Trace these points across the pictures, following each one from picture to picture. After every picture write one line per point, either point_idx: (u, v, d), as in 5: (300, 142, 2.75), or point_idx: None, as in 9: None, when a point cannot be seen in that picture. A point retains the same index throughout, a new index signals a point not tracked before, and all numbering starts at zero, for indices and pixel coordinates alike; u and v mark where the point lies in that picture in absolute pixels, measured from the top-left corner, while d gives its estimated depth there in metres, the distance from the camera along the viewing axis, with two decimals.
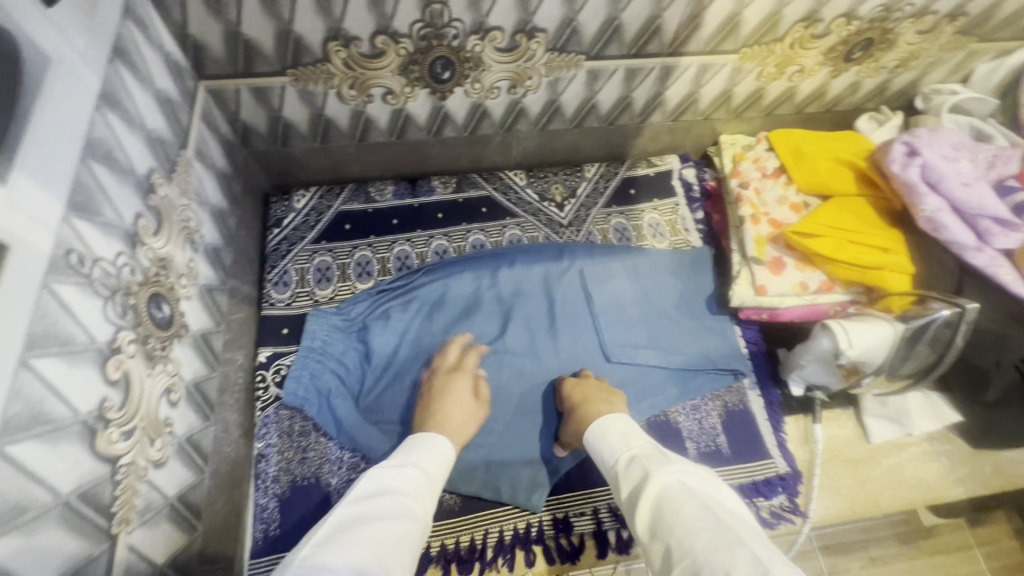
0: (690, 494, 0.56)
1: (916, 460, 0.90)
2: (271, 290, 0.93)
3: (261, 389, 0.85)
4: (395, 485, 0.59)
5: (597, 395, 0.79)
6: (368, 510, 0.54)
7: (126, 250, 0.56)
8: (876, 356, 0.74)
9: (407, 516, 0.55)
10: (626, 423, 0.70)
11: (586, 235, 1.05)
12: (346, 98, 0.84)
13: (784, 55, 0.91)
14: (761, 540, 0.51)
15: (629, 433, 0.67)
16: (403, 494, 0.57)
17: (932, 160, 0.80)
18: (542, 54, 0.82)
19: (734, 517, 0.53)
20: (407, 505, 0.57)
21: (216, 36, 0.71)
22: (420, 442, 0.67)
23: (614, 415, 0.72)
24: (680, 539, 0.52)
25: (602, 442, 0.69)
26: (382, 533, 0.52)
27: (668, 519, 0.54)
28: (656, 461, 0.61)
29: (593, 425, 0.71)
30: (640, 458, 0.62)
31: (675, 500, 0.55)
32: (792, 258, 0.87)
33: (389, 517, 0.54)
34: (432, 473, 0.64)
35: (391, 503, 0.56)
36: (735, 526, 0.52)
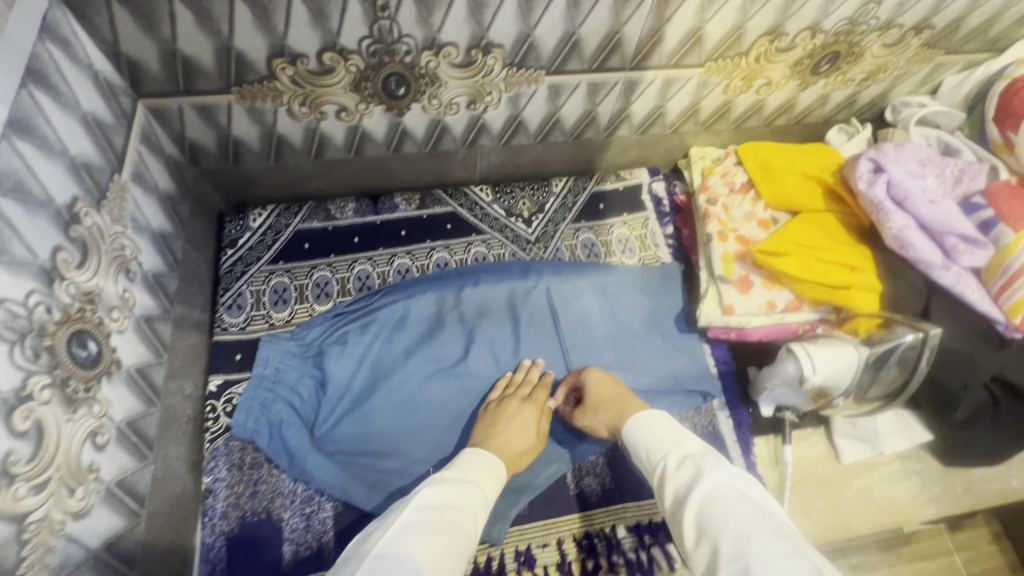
0: (745, 498, 0.57)
1: (887, 480, 0.89)
2: (224, 314, 0.89)
3: (211, 420, 0.81)
4: (455, 500, 0.62)
5: (628, 393, 0.80)
6: (431, 521, 0.58)
7: (41, 288, 0.52)
8: (844, 379, 0.72)
9: (463, 531, 0.59)
10: (671, 422, 0.72)
11: (554, 251, 1.02)
12: (297, 115, 0.81)
13: (750, 69, 0.89)
14: (814, 552, 0.52)
15: (679, 432, 0.69)
16: (458, 509, 0.61)
17: (897, 177, 0.79)
18: (500, 69, 0.79)
19: (788, 526, 0.55)
20: (464, 521, 0.60)
21: (152, 54, 0.67)
22: (476, 459, 0.70)
23: (656, 412, 0.74)
24: (731, 537, 0.54)
25: (647, 438, 0.71)
26: (444, 548, 0.55)
27: (720, 520, 0.56)
28: (710, 462, 0.63)
29: (637, 419, 0.73)
30: (692, 458, 0.65)
31: (729, 504, 0.57)
32: (759, 277, 0.86)
33: (449, 531, 0.57)
34: (485, 491, 0.67)
35: (453, 518, 0.59)
36: (790, 534, 0.53)
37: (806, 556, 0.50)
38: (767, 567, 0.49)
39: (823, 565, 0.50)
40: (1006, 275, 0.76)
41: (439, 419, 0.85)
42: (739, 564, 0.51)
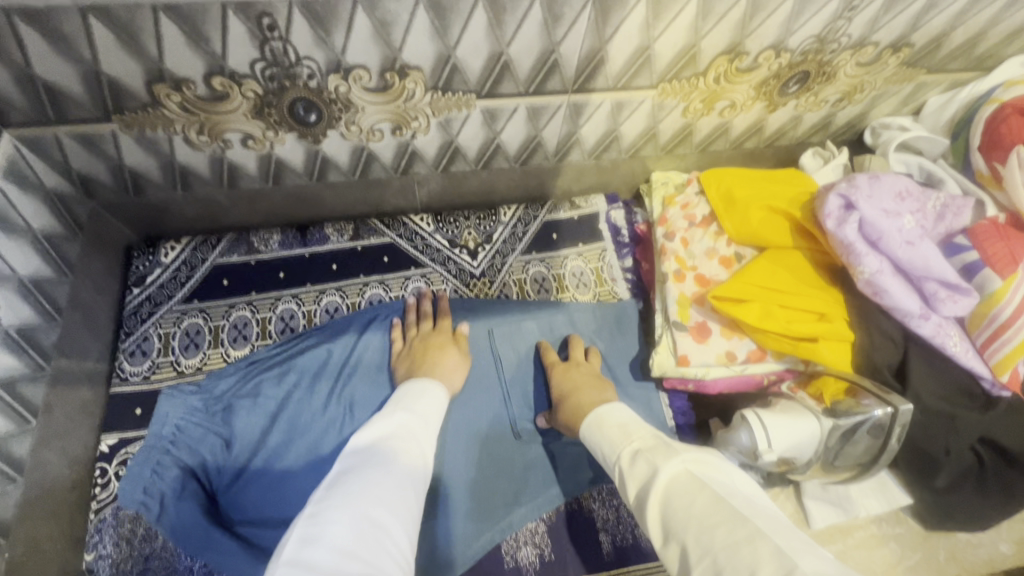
0: (702, 484, 0.51)
1: (861, 547, 0.80)
2: (125, 362, 0.80)
3: (99, 486, 0.72)
4: (391, 429, 0.60)
5: (588, 383, 0.76)
6: (365, 460, 0.54)
7: None
8: (801, 449, 0.68)
9: (403, 458, 0.56)
10: (627, 414, 0.65)
11: (501, 287, 0.93)
12: (197, 144, 0.72)
13: (710, 91, 0.80)
14: (789, 530, 0.45)
15: (629, 425, 0.63)
16: (395, 439, 0.58)
17: (869, 215, 0.70)
18: (422, 93, 0.70)
19: (754, 508, 0.48)
20: (404, 448, 0.58)
21: (6, 80, 0.58)
22: (407, 390, 0.68)
23: (612, 406, 0.68)
24: (697, 537, 0.47)
25: (601, 437, 0.64)
26: (386, 479, 0.53)
27: (681, 515, 0.49)
28: (662, 452, 0.56)
29: (590, 419, 0.67)
30: (643, 450, 0.58)
31: (686, 495, 0.50)
32: (717, 323, 0.77)
33: (390, 459, 0.55)
34: (426, 413, 0.65)
35: (390, 449, 0.57)
36: (754, 515, 0.46)
37: (773, 538, 0.44)
38: (734, 563, 0.43)
39: (793, 545, 0.43)
40: (993, 326, 0.68)
41: None
42: (707, 563, 0.45)
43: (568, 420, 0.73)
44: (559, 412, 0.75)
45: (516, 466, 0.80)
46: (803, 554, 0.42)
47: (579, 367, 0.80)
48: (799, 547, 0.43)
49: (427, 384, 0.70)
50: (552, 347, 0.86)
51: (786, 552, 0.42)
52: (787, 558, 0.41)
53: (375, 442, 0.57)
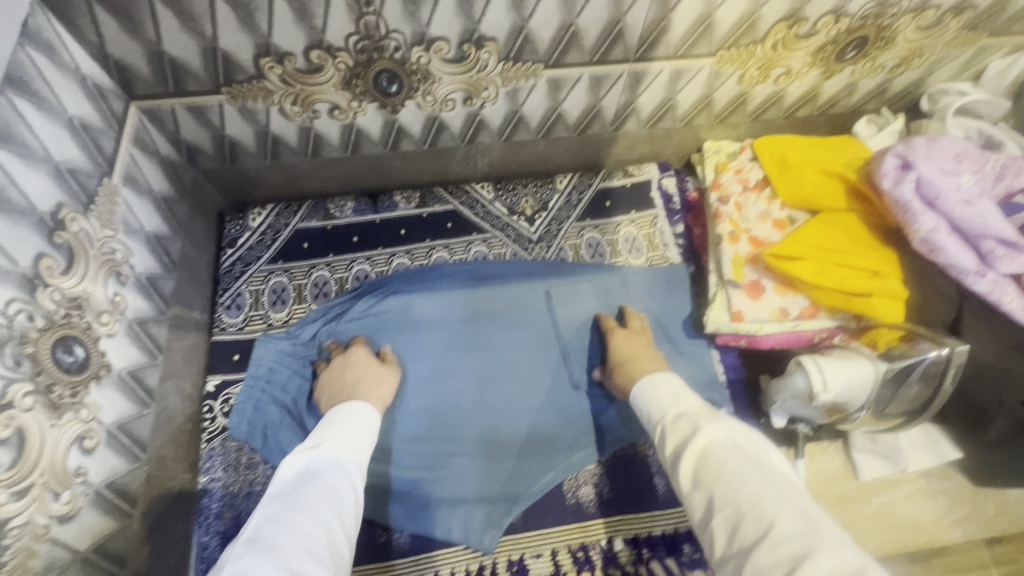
0: (740, 449, 0.54)
1: (910, 499, 0.83)
2: (223, 314, 0.89)
3: (208, 420, 0.82)
4: (314, 471, 0.59)
5: (644, 354, 0.80)
6: (290, 507, 0.53)
7: (23, 296, 0.52)
8: (858, 395, 0.70)
9: (330, 498, 0.56)
10: (676, 381, 0.69)
11: (557, 251, 0.99)
12: (290, 114, 0.79)
13: (767, 58, 0.82)
14: (811, 501, 0.49)
15: (679, 391, 0.66)
16: (323, 481, 0.58)
17: (928, 174, 0.72)
18: (495, 63, 0.76)
19: (783, 476, 0.52)
20: (330, 488, 0.57)
21: (139, 55, 0.66)
22: (341, 415, 0.69)
23: (663, 375, 0.70)
24: (725, 489, 0.51)
25: (649, 397, 0.68)
26: (315, 525, 0.52)
27: (712, 470, 0.53)
28: (706, 416, 0.60)
29: (642, 382, 0.71)
30: (688, 413, 0.61)
31: (722, 453, 0.54)
32: (771, 282, 0.80)
33: (317, 503, 0.55)
34: (355, 446, 0.66)
35: (314, 494, 0.56)
36: (783, 482, 0.51)
37: (799, 503, 0.48)
38: (756, 513, 0.48)
39: (815, 513, 0.47)
40: None
41: (433, 424, 0.83)
42: (730, 512, 0.49)
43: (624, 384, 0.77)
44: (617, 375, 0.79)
45: (575, 415, 0.85)
46: (825, 521, 0.46)
47: (638, 337, 0.83)
48: (820, 514, 0.47)
49: (355, 407, 0.71)
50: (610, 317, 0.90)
51: (811, 515, 0.46)
52: (811, 519, 0.45)
53: (300, 488, 0.56)
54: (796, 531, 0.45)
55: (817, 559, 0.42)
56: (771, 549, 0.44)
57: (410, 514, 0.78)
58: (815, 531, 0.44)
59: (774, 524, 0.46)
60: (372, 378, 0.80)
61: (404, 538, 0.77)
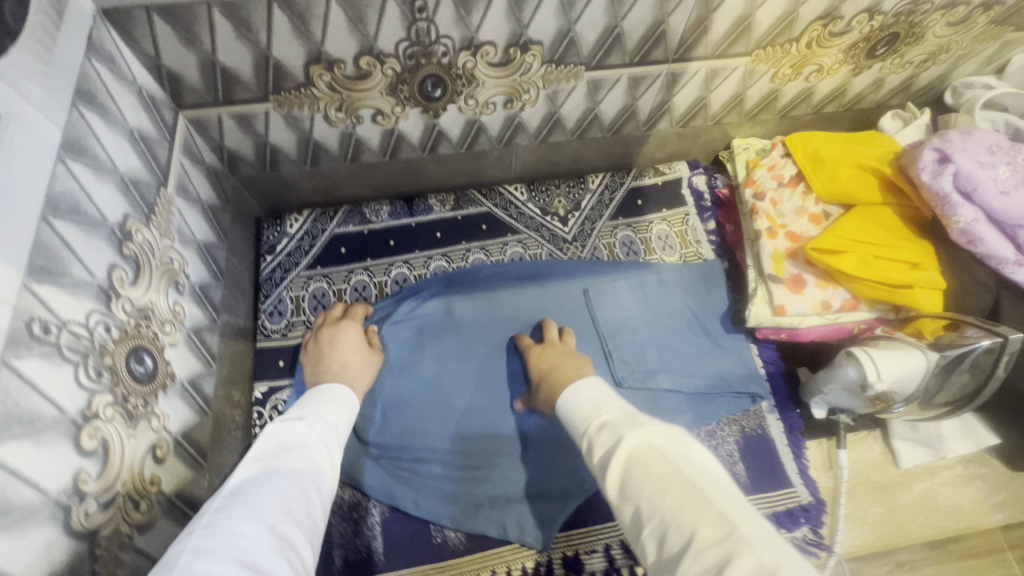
0: (661, 454, 0.53)
1: (949, 485, 0.85)
2: (266, 321, 0.90)
3: (258, 426, 0.83)
4: (298, 439, 0.58)
5: (569, 364, 0.77)
6: (274, 469, 0.52)
7: (100, 308, 0.52)
8: (908, 383, 0.69)
9: (312, 467, 0.55)
10: (599, 389, 0.67)
11: (592, 250, 1.00)
12: (333, 120, 0.80)
13: (801, 56, 0.84)
14: (735, 499, 0.48)
15: (602, 400, 0.65)
16: (306, 450, 0.57)
17: (966, 167, 0.73)
18: (538, 66, 0.76)
19: (705, 476, 0.51)
20: (310, 458, 0.56)
21: (192, 65, 0.67)
22: (319, 398, 0.68)
23: (590, 382, 0.70)
24: (648, 499, 0.49)
25: (574, 410, 0.66)
26: (295, 487, 0.51)
27: (637, 480, 0.51)
28: (628, 424, 0.58)
29: (568, 394, 0.69)
30: (610, 422, 0.60)
31: (645, 461, 0.53)
32: (812, 275, 0.81)
33: (298, 468, 0.54)
34: (335, 423, 0.65)
35: (296, 460, 0.54)
36: (703, 482, 0.49)
37: (717, 504, 0.47)
38: (679, 521, 0.46)
39: (734, 512, 0.46)
40: None
41: (481, 424, 0.84)
42: (655, 522, 0.48)
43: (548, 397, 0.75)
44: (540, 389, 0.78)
45: None
46: (745, 521, 0.45)
47: (557, 347, 0.82)
48: (740, 514, 0.46)
49: (339, 389, 0.72)
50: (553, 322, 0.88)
51: (728, 516, 0.45)
52: (729, 521, 0.44)
53: (281, 452, 0.55)
54: (716, 536, 0.44)
55: (735, 565, 0.41)
56: (694, 559, 0.43)
57: (466, 514, 0.79)
58: (733, 534, 0.43)
59: (695, 532, 0.44)
60: (360, 364, 0.81)
61: (459, 537, 0.78)
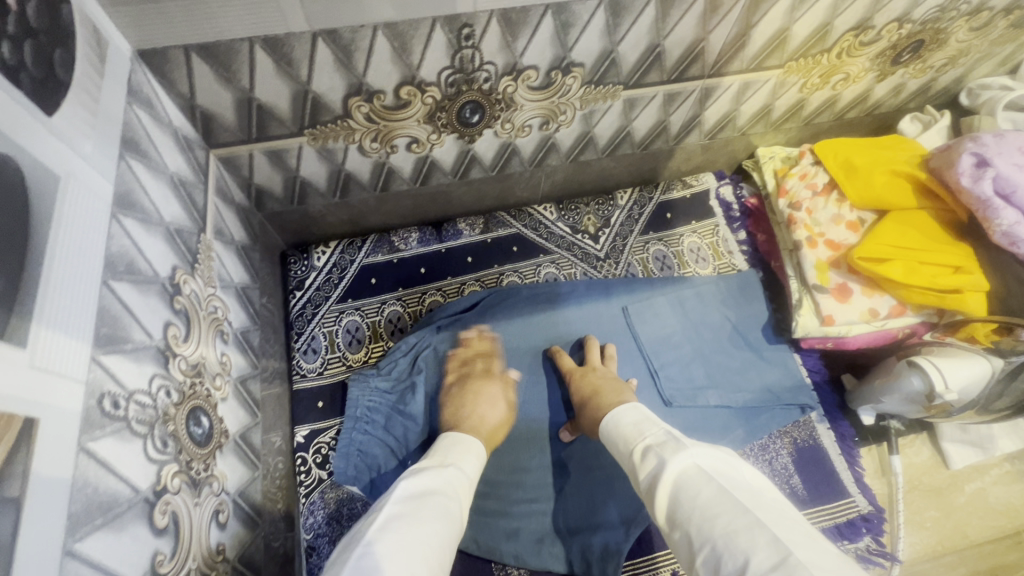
0: (708, 476, 0.51)
1: (999, 483, 0.85)
2: (300, 360, 0.86)
3: (304, 473, 0.79)
4: (437, 484, 0.58)
5: (609, 388, 0.75)
6: (415, 513, 0.52)
7: (160, 371, 0.49)
8: (970, 392, 0.70)
9: (447, 516, 0.53)
10: (640, 412, 0.66)
11: (626, 267, 0.99)
12: (367, 151, 0.77)
13: (830, 65, 0.84)
14: (789, 521, 0.46)
15: (643, 423, 0.64)
16: (441, 495, 0.56)
17: (1005, 170, 0.74)
18: (577, 88, 0.75)
19: (757, 499, 0.49)
20: (446, 506, 0.55)
21: (228, 103, 0.63)
22: (456, 443, 0.67)
23: (627, 407, 0.69)
24: (699, 526, 0.48)
25: (616, 434, 0.65)
26: (430, 535, 0.50)
27: (686, 507, 0.50)
28: (671, 448, 0.57)
29: (607, 420, 0.68)
30: (654, 446, 0.59)
31: (692, 486, 0.51)
32: (857, 283, 0.82)
33: (435, 515, 0.52)
34: (467, 470, 0.63)
35: (432, 507, 0.53)
36: (755, 506, 0.47)
37: (772, 528, 0.44)
38: (731, 549, 0.44)
39: (792, 536, 0.44)
40: None
41: (531, 454, 0.82)
42: (708, 550, 0.46)
43: (591, 425, 0.73)
44: (583, 418, 0.75)
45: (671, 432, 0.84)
46: (801, 546, 0.42)
47: (597, 372, 0.80)
48: (798, 538, 0.44)
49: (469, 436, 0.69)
50: (596, 345, 0.85)
51: (782, 540, 0.43)
52: (783, 545, 0.42)
53: (422, 498, 0.54)
54: (771, 564, 0.41)
55: None
56: None
57: (528, 549, 0.76)
58: (787, 560, 0.40)
59: (750, 559, 0.42)
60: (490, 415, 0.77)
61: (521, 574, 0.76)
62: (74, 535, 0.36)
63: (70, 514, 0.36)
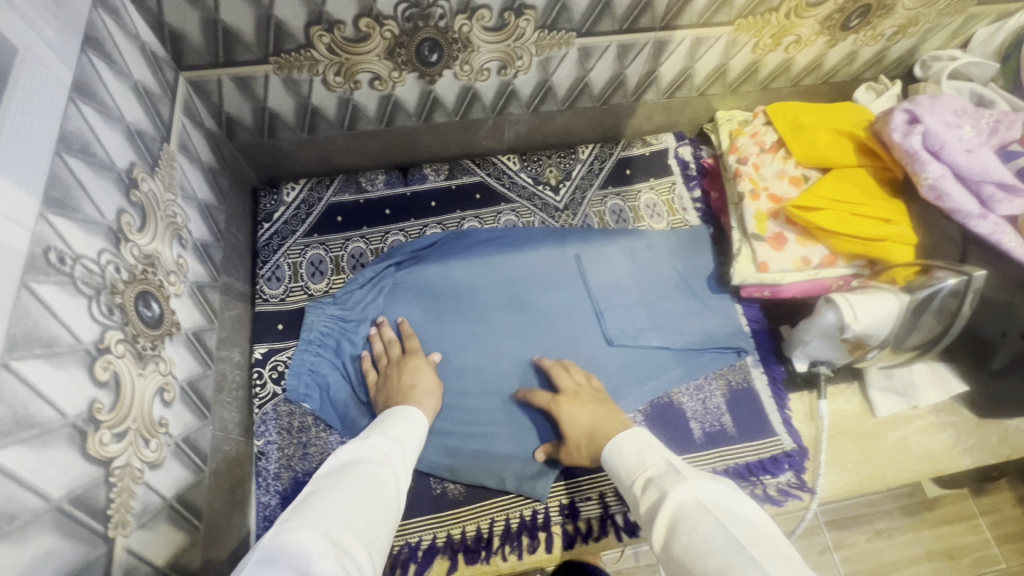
0: (706, 509, 0.51)
1: (921, 432, 0.89)
2: (264, 286, 0.91)
3: (259, 386, 0.83)
4: (368, 454, 0.59)
5: (607, 418, 0.72)
6: (341, 483, 0.53)
7: (110, 248, 0.54)
8: (881, 329, 0.73)
9: (375, 484, 0.55)
10: (641, 438, 0.65)
11: (583, 218, 1.03)
12: (332, 85, 0.82)
13: (780, 26, 0.88)
14: (785, 556, 0.46)
15: (645, 451, 0.63)
16: (372, 465, 0.57)
17: (933, 127, 0.78)
18: (531, 32, 0.79)
19: (755, 532, 0.49)
20: (379, 476, 0.56)
21: (195, 24, 0.68)
22: (391, 415, 0.68)
23: (630, 433, 0.67)
24: (695, 561, 0.48)
25: (618, 461, 0.65)
26: (354, 501, 0.51)
27: (682, 540, 0.50)
28: (673, 478, 0.57)
29: (609, 448, 0.67)
30: (655, 478, 0.59)
31: (690, 518, 0.51)
32: (793, 233, 0.86)
33: (364, 484, 0.54)
34: (404, 441, 0.65)
35: (358, 476, 0.55)
36: (752, 541, 0.47)
37: (768, 565, 0.44)
38: None
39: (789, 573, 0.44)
40: None
41: (477, 381, 0.86)
42: None
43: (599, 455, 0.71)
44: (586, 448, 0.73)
45: (612, 367, 0.89)
46: None
47: (580, 397, 0.78)
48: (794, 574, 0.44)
49: (411, 411, 0.71)
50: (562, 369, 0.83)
51: None
52: None
53: (351, 468, 0.56)
54: None
55: None
56: None
57: (466, 465, 0.81)
58: None
59: None
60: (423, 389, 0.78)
61: (458, 489, 0.81)
62: (11, 352, 0.40)
63: (9, 335, 0.40)
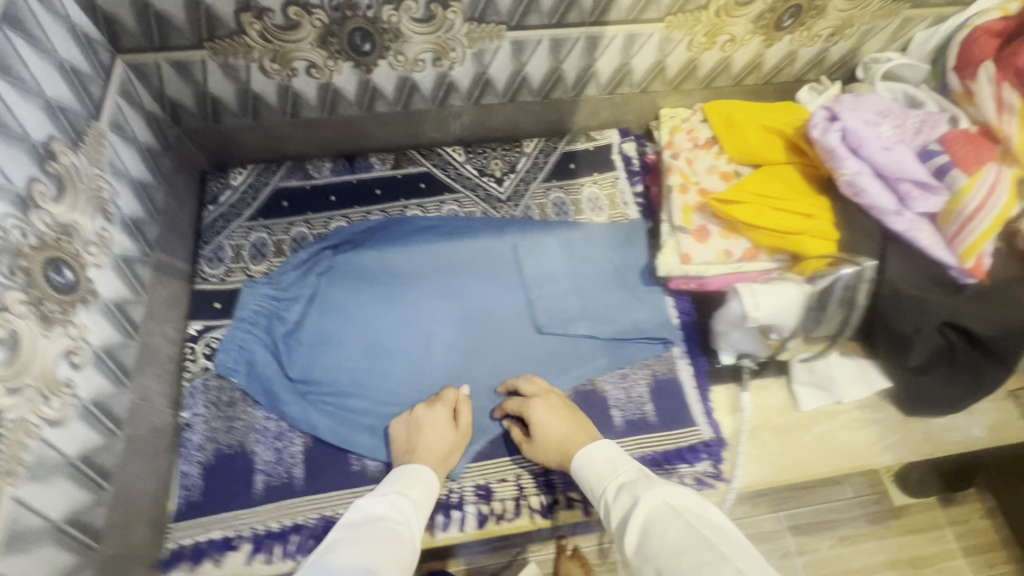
0: (677, 513, 0.57)
1: (846, 428, 0.89)
2: (204, 266, 0.94)
3: (190, 361, 0.86)
4: (384, 512, 0.64)
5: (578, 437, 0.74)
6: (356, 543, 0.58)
7: (17, 213, 0.57)
8: (786, 318, 0.78)
9: (389, 543, 0.60)
10: (613, 449, 0.70)
11: (524, 210, 1.03)
12: (269, 72, 0.85)
13: (711, 24, 0.90)
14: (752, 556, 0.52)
15: (617, 459, 0.68)
16: (386, 523, 0.62)
17: (851, 124, 0.79)
18: (461, 24, 0.82)
19: (723, 534, 0.54)
20: (392, 537, 0.61)
21: (127, 9, 0.73)
22: (403, 469, 0.72)
23: (599, 446, 0.71)
24: (667, 560, 0.53)
25: (589, 471, 0.69)
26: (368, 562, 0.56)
27: (656, 541, 0.55)
28: (643, 485, 0.62)
29: (579, 457, 0.70)
30: (627, 483, 0.64)
31: (661, 522, 0.57)
32: (717, 226, 0.88)
33: (379, 543, 0.59)
34: (421, 497, 0.69)
35: (379, 527, 0.61)
36: (721, 541, 0.53)
37: (735, 560, 0.50)
38: None
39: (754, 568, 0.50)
40: (962, 219, 0.75)
41: (404, 363, 0.89)
42: None
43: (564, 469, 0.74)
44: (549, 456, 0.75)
45: (539, 354, 0.91)
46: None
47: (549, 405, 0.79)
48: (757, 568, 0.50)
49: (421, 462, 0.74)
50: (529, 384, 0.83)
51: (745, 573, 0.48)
52: None
53: (367, 526, 0.61)
54: None
55: None
56: None
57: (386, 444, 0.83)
58: None
59: None
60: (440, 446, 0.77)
61: (377, 466, 0.81)
62: None
63: None
